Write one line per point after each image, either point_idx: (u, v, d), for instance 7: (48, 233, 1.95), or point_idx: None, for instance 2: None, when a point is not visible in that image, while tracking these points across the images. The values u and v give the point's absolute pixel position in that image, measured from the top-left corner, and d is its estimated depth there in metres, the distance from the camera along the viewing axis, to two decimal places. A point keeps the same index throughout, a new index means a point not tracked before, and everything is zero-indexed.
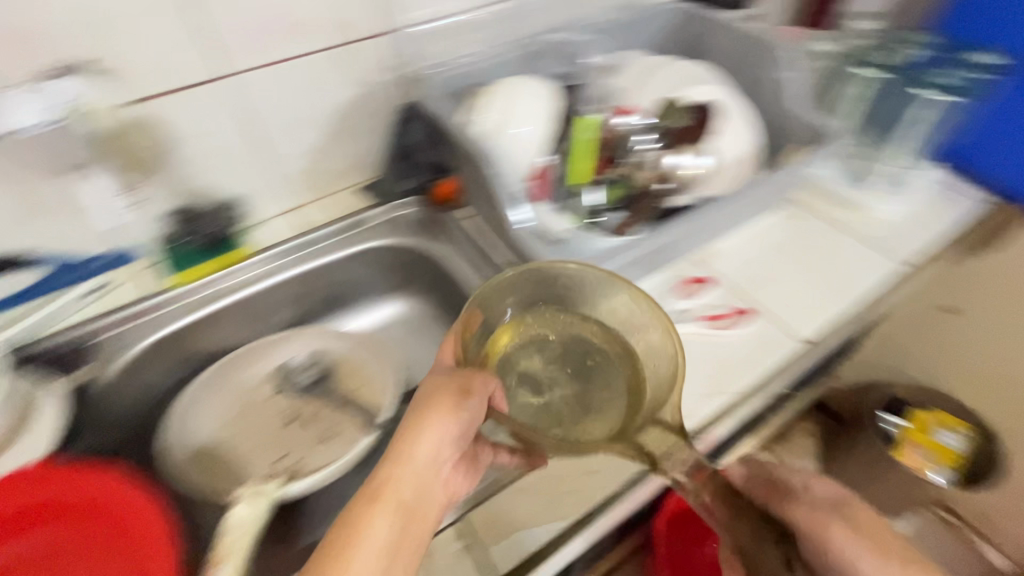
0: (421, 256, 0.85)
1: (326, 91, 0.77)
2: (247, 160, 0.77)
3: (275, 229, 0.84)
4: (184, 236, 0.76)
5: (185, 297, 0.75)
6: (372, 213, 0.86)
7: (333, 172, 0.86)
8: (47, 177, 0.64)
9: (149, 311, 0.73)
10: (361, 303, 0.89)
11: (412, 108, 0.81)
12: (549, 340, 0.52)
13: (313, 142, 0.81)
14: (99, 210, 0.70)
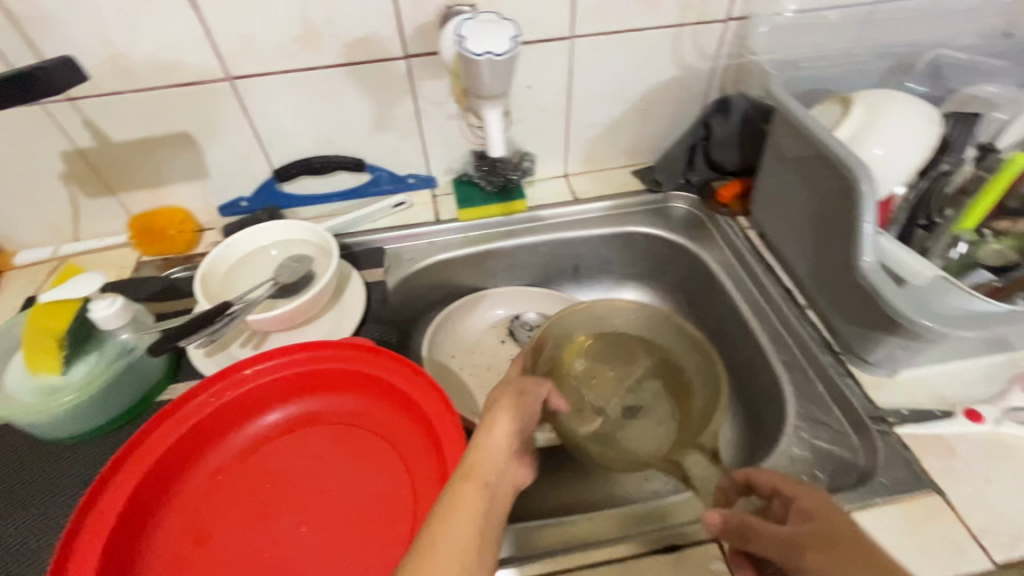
0: (682, 254, 0.82)
1: (653, 68, 0.76)
2: (556, 118, 0.79)
3: (546, 189, 0.86)
4: (482, 175, 0.80)
5: (468, 233, 0.81)
6: (646, 199, 0.84)
7: (618, 149, 0.86)
8: (409, 96, 0.72)
9: (438, 237, 0.81)
10: (600, 282, 0.89)
11: (729, 102, 0.77)
12: (614, 356, 0.64)
13: (617, 116, 0.81)
14: (430, 135, 0.77)
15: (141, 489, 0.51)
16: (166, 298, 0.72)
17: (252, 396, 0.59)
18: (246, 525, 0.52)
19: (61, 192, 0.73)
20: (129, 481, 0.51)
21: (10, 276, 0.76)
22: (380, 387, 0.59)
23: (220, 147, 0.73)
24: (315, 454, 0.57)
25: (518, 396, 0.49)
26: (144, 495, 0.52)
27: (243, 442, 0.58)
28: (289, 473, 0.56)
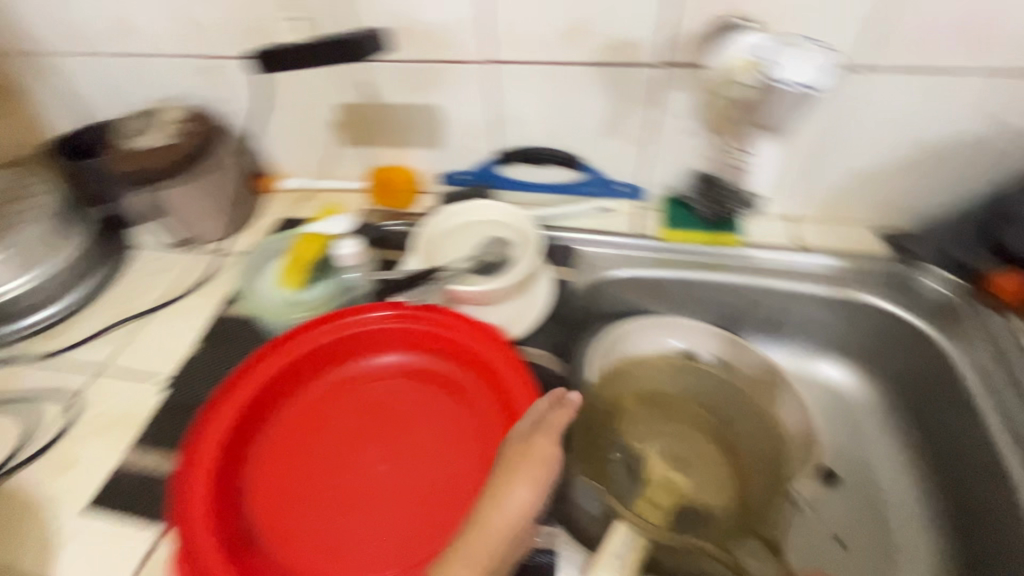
0: (921, 344, 0.68)
1: (949, 119, 0.63)
2: (802, 155, 0.71)
3: (768, 229, 0.77)
4: (699, 199, 0.75)
5: (666, 255, 0.77)
6: (888, 268, 0.71)
7: (866, 202, 0.74)
8: (650, 105, 0.70)
9: (634, 251, 0.78)
10: (799, 346, 0.78)
11: None
12: (657, 416, 0.73)
13: (879, 166, 0.70)
14: (658, 147, 0.74)
15: (282, 371, 0.60)
16: (381, 247, 0.80)
17: (376, 328, 0.63)
18: (336, 449, 0.58)
19: (326, 136, 0.85)
20: (255, 385, 0.59)
21: (270, 196, 0.91)
22: (478, 364, 0.61)
23: (460, 122, 0.78)
24: (415, 405, 0.61)
25: (542, 459, 0.48)
26: (283, 376, 0.61)
27: (355, 368, 0.64)
28: (389, 413, 0.60)
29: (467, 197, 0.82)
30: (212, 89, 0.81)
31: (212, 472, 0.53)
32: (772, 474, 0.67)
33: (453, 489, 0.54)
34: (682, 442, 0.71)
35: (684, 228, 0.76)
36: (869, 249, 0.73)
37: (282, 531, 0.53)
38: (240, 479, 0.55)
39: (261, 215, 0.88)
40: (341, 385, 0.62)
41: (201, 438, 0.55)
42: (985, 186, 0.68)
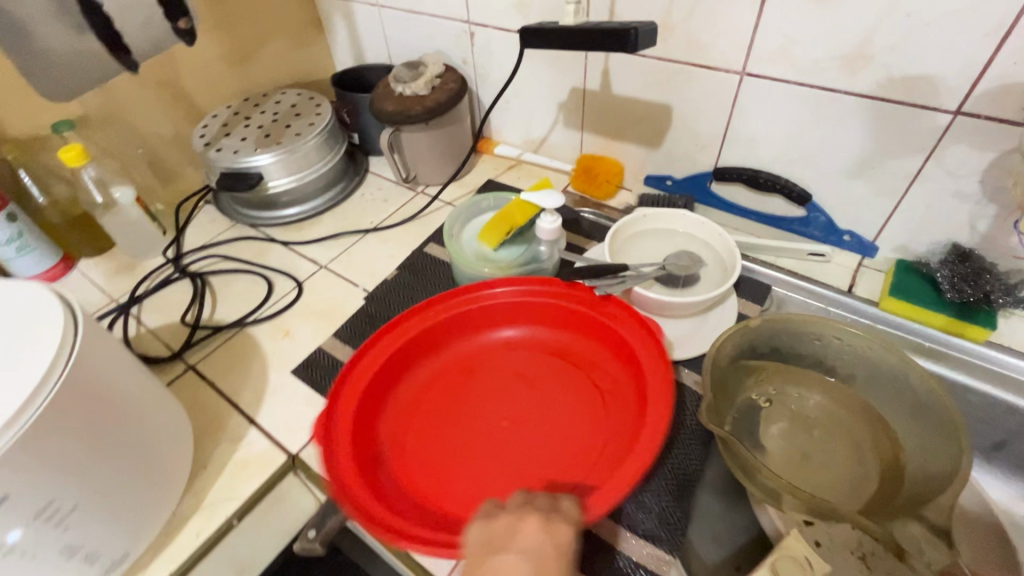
0: None
1: None
2: None
3: None
4: (945, 275, 0.63)
5: (878, 325, 0.68)
6: None
7: None
8: (922, 156, 0.60)
9: (839, 309, 0.70)
10: None
11: None
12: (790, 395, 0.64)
13: None
14: (913, 205, 0.64)
15: (435, 321, 0.66)
16: (570, 229, 0.83)
17: (526, 300, 0.67)
18: (465, 404, 0.62)
19: (550, 115, 0.89)
20: (406, 329, 0.64)
21: (484, 158, 0.99)
22: (623, 353, 0.63)
23: (687, 128, 0.76)
24: (544, 385, 0.63)
25: (525, 550, 0.39)
26: (432, 327, 0.66)
27: (492, 338, 0.68)
28: (520, 385, 0.63)
29: (669, 205, 0.80)
30: (468, 53, 0.90)
31: (366, 387, 0.59)
32: (916, 491, 0.53)
33: (571, 466, 0.56)
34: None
35: (911, 301, 0.64)
36: None
37: (416, 452, 0.58)
38: (381, 407, 0.61)
39: (472, 172, 0.97)
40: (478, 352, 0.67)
41: (364, 359, 0.62)
42: None
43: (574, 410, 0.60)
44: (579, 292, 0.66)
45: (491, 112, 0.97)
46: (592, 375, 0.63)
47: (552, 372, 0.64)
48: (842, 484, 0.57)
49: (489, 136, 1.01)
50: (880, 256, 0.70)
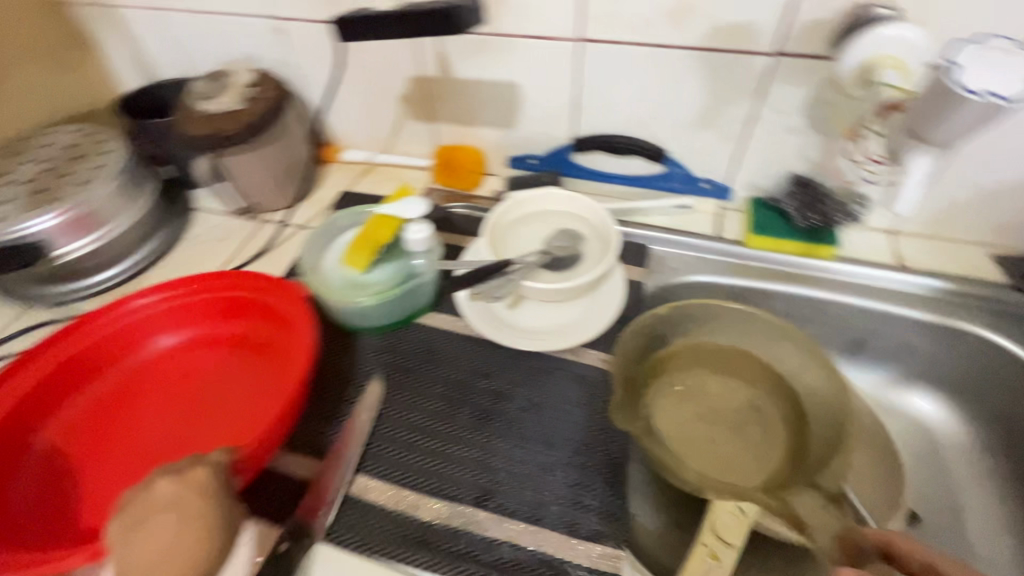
0: None
1: None
2: None
3: (867, 242, 0.70)
4: (792, 204, 0.69)
5: (748, 262, 0.72)
6: (1007, 297, 0.64)
7: (986, 221, 0.66)
8: (752, 98, 0.64)
9: (713, 254, 0.73)
10: (886, 370, 0.72)
11: None
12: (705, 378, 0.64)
13: (1010, 181, 0.62)
14: (754, 145, 0.68)
15: (79, 356, 0.59)
16: (444, 229, 0.77)
17: (147, 307, 0.63)
18: (139, 420, 0.58)
19: (394, 109, 0.81)
20: (38, 374, 0.57)
21: (333, 168, 0.89)
22: (256, 307, 0.63)
23: (538, 103, 0.73)
24: (216, 363, 0.62)
25: (161, 528, 0.41)
26: (81, 359, 0.60)
27: (144, 354, 0.63)
28: (185, 374, 0.61)
29: (538, 185, 0.77)
30: (282, 53, 0.79)
31: None
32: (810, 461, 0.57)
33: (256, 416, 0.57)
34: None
35: (770, 235, 0.69)
36: (983, 275, 0.66)
37: (90, 478, 0.54)
38: (15, 464, 0.53)
39: (323, 187, 0.86)
40: (134, 373, 0.61)
41: None
42: None
43: (250, 394, 0.58)
44: (231, 272, 0.63)
45: (327, 116, 0.86)
46: (242, 350, 0.62)
47: (212, 362, 0.62)
48: (744, 456, 0.59)
49: (333, 142, 0.90)
50: (737, 197, 0.74)
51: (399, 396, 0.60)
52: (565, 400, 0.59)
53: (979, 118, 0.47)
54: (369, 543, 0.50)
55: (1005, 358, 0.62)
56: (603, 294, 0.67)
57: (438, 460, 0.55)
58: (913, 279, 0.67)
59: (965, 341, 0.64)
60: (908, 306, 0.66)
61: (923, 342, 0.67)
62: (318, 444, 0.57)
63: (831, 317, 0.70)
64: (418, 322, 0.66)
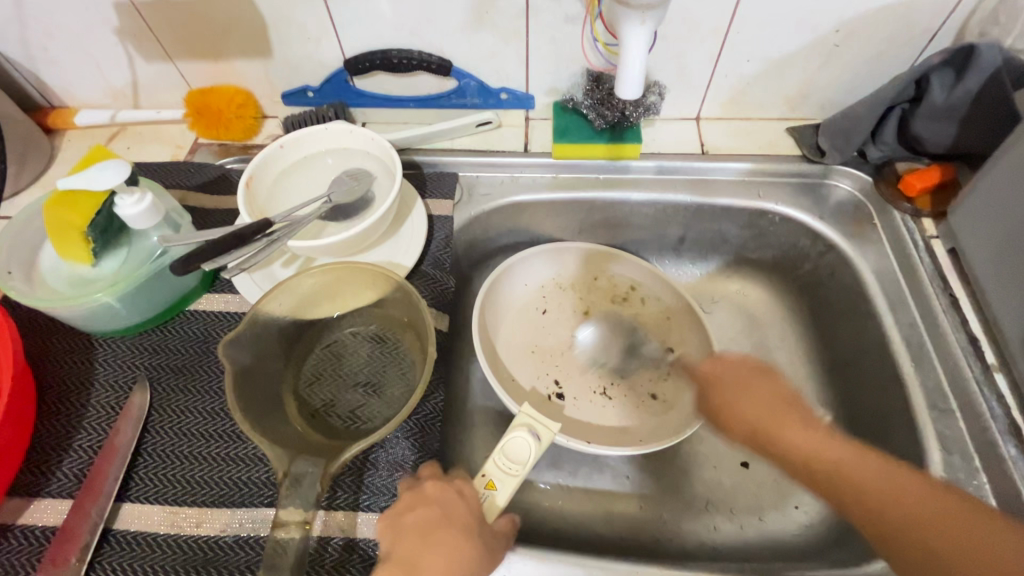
0: (825, 250, 0.63)
1: None
2: (707, 43, 0.59)
3: (671, 133, 0.68)
4: (590, 103, 0.63)
5: (559, 174, 0.67)
6: (800, 169, 0.64)
7: (777, 94, 0.65)
8: None
9: (523, 171, 0.67)
10: (708, 259, 0.72)
11: (974, 53, 0.52)
12: (363, 351, 0.53)
13: (790, 50, 0.60)
14: (539, 41, 0.60)
15: None
16: (216, 191, 0.65)
17: None
18: None
19: (118, 51, 0.65)
20: None
21: (67, 136, 0.71)
22: None
23: (286, 21, 0.60)
24: None
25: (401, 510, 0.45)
26: None
27: None
28: None
29: (319, 121, 0.66)
30: None
31: None
32: (337, 430, 0.49)
33: None
34: (579, 385, 0.66)
35: (574, 140, 0.64)
36: (779, 150, 0.66)
37: None
38: None
39: (58, 162, 0.69)
40: None
41: None
42: (892, 73, 0.61)
43: None
44: None
45: (34, 68, 0.67)
46: None
47: None
48: (313, 427, 0.48)
49: (64, 103, 0.72)
50: (540, 103, 0.68)
51: (171, 400, 0.51)
52: (358, 341, 0.54)
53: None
54: (130, 495, 0.47)
55: (799, 227, 0.64)
56: (344, 268, 0.51)
57: (223, 466, 0.48)
58: (719, 164, 0.65)
59: (767, 217, 0.65)
60: (718, 195, 0.65)
61: (732, 225, 0.67)
62: (68, 483, 0.47)
63: (645, 215, 0.68)
64: (190, 308, 0.56)
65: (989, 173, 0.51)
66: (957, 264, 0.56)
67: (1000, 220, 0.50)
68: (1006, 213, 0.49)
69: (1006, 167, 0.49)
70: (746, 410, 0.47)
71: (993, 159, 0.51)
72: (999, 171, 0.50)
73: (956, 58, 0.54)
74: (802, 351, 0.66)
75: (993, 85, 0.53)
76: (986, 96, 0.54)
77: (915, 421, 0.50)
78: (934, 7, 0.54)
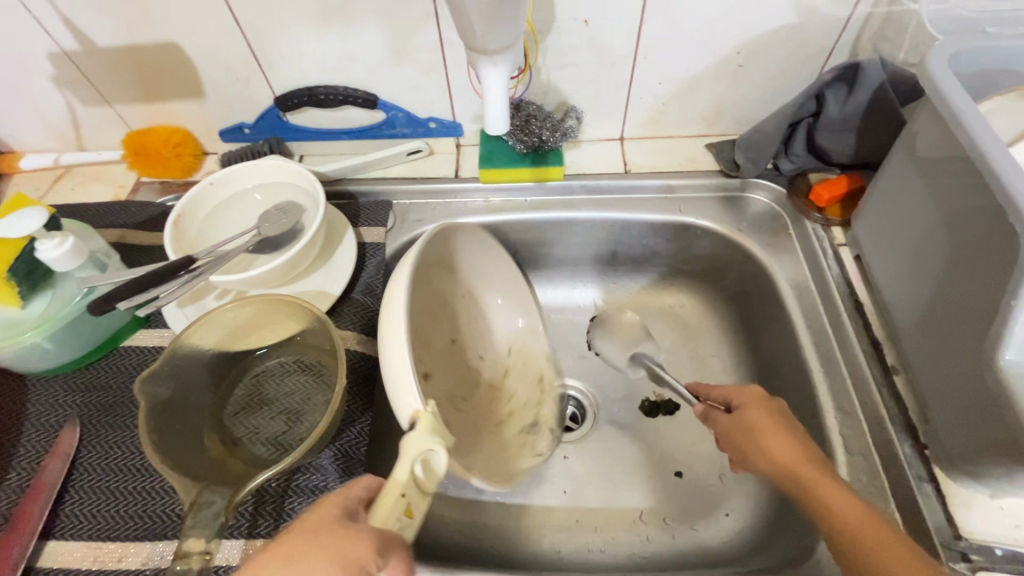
0: (746, 261, 0.65)
1: (759, 10, 0.56)
2: (617, 68, 0.62)
3: (596, 155, 0.70)
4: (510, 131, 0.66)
5: (490, 198, 0.69)
6: (718, 184, 0.67)
7: (693, 113, 0.68)
8: (433, 22, 0.58)
9: (454, 196, 0.69)
10: (642, 273, 0.74)
11: (860, 70, 0.56)
12: (291, 380, 0.55)
13: (698, 70, 0.62)
14: (458, 73, 0.63)
15: None
16: (154, 228, 0.67)
17: None
18: None
19: (57, 98, 0.67)
20: None
21: (13, 179, 0.73)
22: None
23: (214, 63, 0.63)
24: None
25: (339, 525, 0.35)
26: None
27: None
28: None
29: (254, 156, 0.68)
30: None
31: None
32: (257, 457, 0.50)
33: None
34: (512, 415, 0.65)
35: (499, 165, 0.67)
36: (699, 166, 0.68)
37: None
38: None
39: None
40: None
41: None
42: (797, 90, 0.64)
43: None
44: None
45: None
46: None
47: None
48: (232, 454, 0.50)
49: (10, 149, 0.74)
50: (468, 131, 0.70)
51: (100, 437, 0.52)
52: (287, 370, 0.56)
53: (504, 16, 0.39)
54: (54, 533, 0.48)
55: (721, 240, 0.66)
56: (265, 301, 0.53)
57: (148, 499, 0.49)
58: (641, 182, 0.68)
59: (690, 231, 0.67)
60: (642, 213, 0.67)
61: (659, 240, 0.69)
62: None
63: (576, 234, 0.70)
64: (124, 344, 0.58)
65: (881, 179, 0.53)
66: (863, 270, 0.58)
67: (892, 225, 0.52)
68: (896, 218, 0.52)
69: (898, 172, 0.51)
70: (774, 447, 0.45)
71: (887, 165, 0.53)
72: (889, 178, 0.52)
73: (846, 74, 0.57)
74: (733, 360, 0.68)
75: (880, 98, 0.56)
76: (877, 109, 0.57)
77: (824, 424, 0.51)
78: (824, 27, 0.57)
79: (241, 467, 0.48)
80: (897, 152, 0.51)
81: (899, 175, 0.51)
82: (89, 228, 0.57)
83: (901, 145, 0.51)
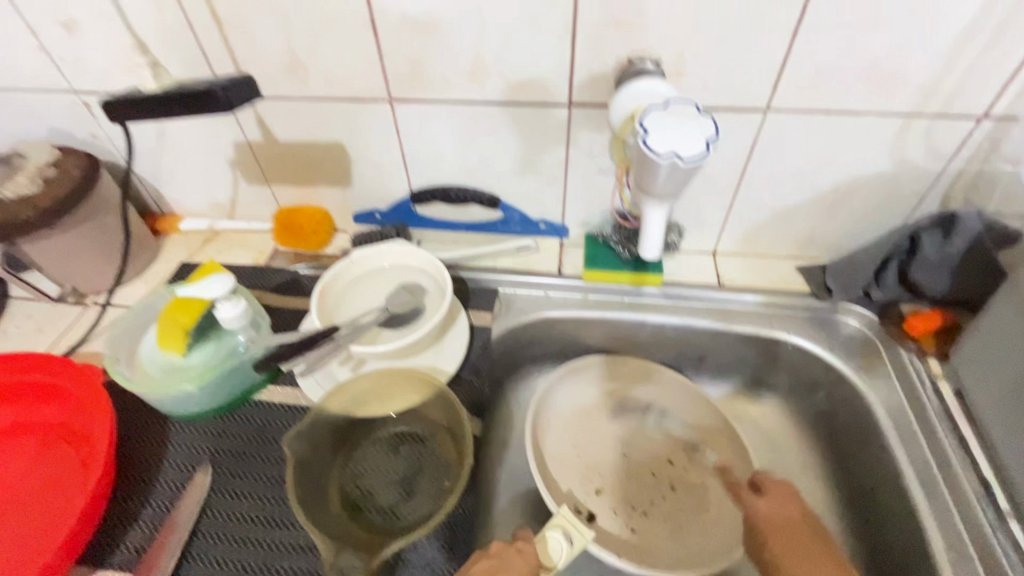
0: (838, 381, 0.67)
1: (858, 158, 0.63)
2: (720, 193, 0.69)
3: (690, 265, 0.76)
4: (618, 239, 0.73)
5: (589, 295, 0.75)
6: (810, 304, 0.71)
7: (786, 237, 0.73)
8: (563, 145, 0.67)
9: (556, 290, 0.75)
10: (727, 380, 0.77)
11: (956, 219, 0.61)
12: (407, 451, 0.58)
13: (796, 202, 0.69)
14: (576, 186, 0.71)
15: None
16: (288, 293, 0.75)
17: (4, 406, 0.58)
18: None
19: (228, 176, 0.79)
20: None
21: (171, 237, 0.84)
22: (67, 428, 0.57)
23: (367, 160, 0.73)
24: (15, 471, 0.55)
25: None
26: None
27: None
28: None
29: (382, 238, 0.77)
30: (92, 124, 0.74)
31: None
32: (374, 525, 0.53)
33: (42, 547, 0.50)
34: (616, 500, 0.67)
35: (602, 268, 0.73)
36: (790, 285, 0.72)
37: None
38: None
39: (160, 260, 0.81)
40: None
41: None
42: (888, 226, 0.69)
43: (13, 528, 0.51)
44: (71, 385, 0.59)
45: (157, 185, 0.82)
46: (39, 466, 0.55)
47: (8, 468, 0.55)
48: (352, 521, 0.53)
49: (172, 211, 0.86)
50: (573, 233, 0.78)
51: (227, 484, 0.56)
52: (400, 440, 0.59)
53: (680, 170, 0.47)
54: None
55: (813, 358, 0.68)
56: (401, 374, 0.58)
57: (268, 553, 0.52)
58: (735, 295, 0.72)
59: (781, 345, 0.70)
60: (735, 324, 0.71)
61: (749, 351, 0.72)
62: (129, 557, 0.52)
63: (667, 337, 0.74)
64: (255, 398, 0.63)
65: (984, 318, 0.56)
66: (965, 407, 0.59)
67: (999, 365, 0.54)
68: (1004, 358, 0.54)
69: (1004, 315, 0.54)
70: None
71: (992, 305, 0.55)
72: (993, 318, 0.55)
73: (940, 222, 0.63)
74: (823, 480, 0.68)
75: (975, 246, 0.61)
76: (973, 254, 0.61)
77: (933, 561, 0.51)
78: (919, 176, 0.63)
79: (363, 534, 0.51)
80: (1002, 294, 0.54)
81: (1003, 317, 0.54)
82: (247, 291, 0.65)
83: (1006, 289, 0.53)
